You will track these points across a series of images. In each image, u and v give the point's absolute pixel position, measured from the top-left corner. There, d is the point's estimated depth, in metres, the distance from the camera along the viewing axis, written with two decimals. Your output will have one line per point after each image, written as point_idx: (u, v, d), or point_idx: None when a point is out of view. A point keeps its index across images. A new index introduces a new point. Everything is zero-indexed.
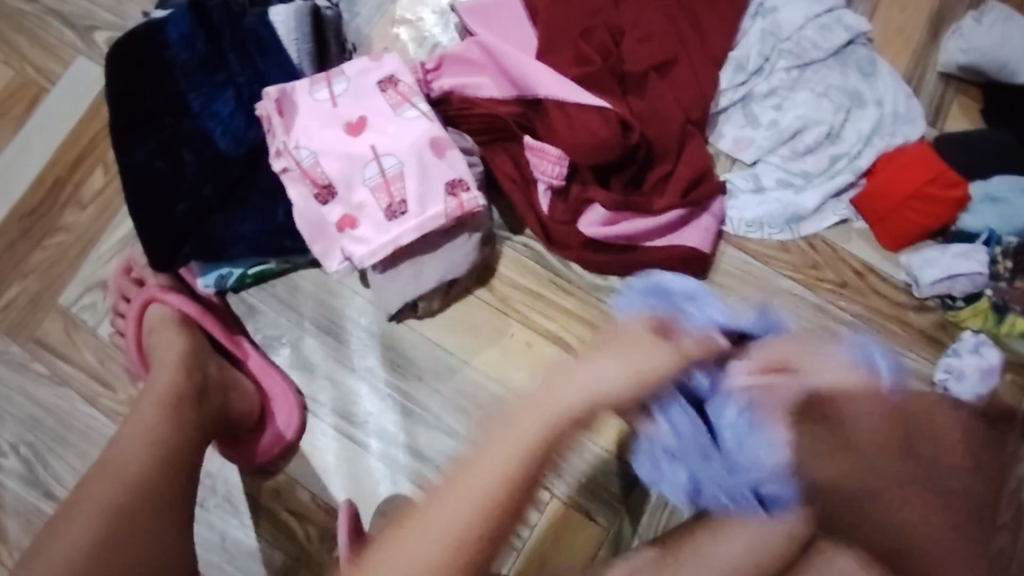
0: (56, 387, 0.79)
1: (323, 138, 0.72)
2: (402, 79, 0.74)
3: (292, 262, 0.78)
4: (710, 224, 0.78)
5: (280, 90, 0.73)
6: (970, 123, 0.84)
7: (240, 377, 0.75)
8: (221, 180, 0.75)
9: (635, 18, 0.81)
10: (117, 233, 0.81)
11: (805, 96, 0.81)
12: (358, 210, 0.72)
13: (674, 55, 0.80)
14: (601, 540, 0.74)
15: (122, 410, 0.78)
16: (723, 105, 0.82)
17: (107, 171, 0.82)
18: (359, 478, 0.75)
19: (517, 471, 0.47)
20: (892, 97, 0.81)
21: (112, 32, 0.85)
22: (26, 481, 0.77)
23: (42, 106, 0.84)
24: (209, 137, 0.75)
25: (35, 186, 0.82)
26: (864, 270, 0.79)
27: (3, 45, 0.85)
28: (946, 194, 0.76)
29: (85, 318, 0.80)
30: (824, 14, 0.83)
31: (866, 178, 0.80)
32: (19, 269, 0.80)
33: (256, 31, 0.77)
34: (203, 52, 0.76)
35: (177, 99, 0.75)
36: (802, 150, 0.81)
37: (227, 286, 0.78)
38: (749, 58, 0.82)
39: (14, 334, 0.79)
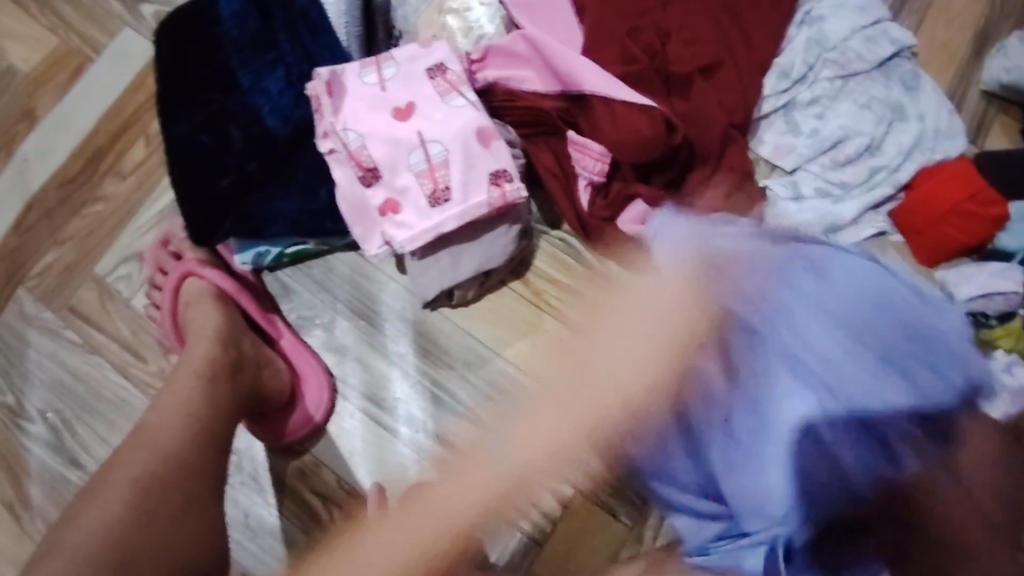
0: (87, 355, 0.79)
1: (370, 121, 0.73)
2: (451, 67, 0.74)
3: (329, 244, 0.78)
4: None
5: (330, 71, 0.73)
6: (1010, 142, 0.84)
7: (273, 355, 0.76)
8: (266, 158, 0.75)
9: (682, 20, 0.81)
10: (156, 206, 0.82)
11: (848, 107, 0.81)
12: (401, 195, 0.72)
13: (720, 58, 0.80)
14: (624, 539, 0.75)
15: (152, 382, 0.79)
16: (765, 111, 0.82)
17: (148, 144, 0.83)
18: (385, 463, 0.76)
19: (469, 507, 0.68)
20: (935, 112, 0.81)
21: (160, 6, 0.85)
22: (53, 447, 0.77)
23: (87, 75, 0.84)
24: (256, 114, 0.76)
25: (76, 153, 0.83)
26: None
27: (52, 13, 0.85)
28: (985, 212, 0.76)
29: (120, 288, 0.80)
30: (871, 25, 0.83)
31: (905, 192, 0.80)
32: (56, 235, 0.81)
33: (308, 12, 0.77)
34: (255, 31, 0.76)
35: (226, 74, 0.76)
36: (842, 160, 0.81)
37: (264, 264, 0.78)
38: (794, 66, 0.82)
39: (48, 301, 0.80)
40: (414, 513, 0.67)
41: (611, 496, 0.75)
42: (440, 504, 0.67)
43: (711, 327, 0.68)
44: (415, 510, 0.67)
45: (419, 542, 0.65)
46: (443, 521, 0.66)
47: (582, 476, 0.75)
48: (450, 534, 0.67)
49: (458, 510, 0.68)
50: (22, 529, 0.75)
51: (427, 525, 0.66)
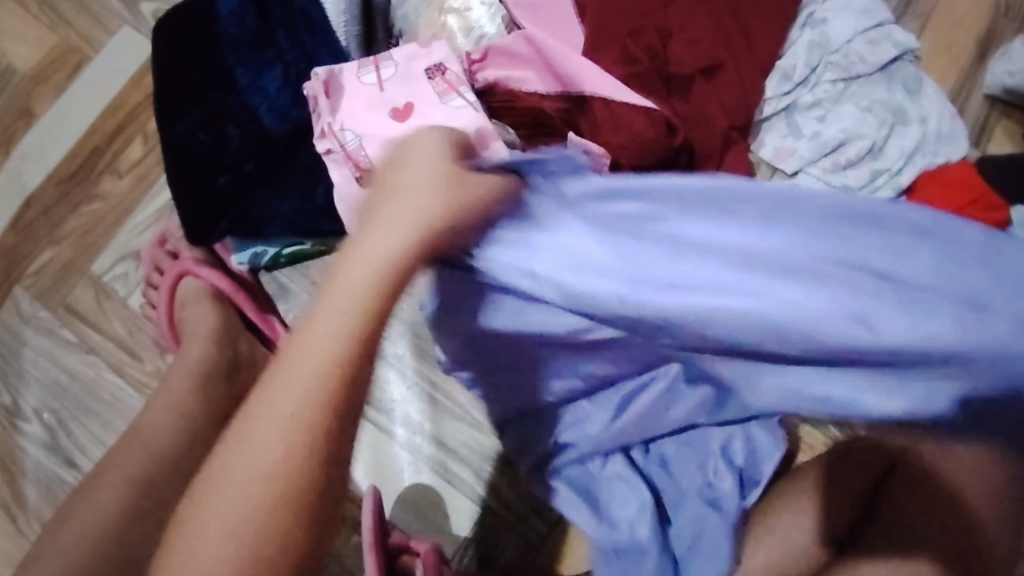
0: (83, 355, 0.79)
1: (367, 121, 0.72)
2: (450, 66, 0.74)
3: (327, 245, 0.78)
4: None
5: (329, 71, 0.73)
6: (1014, 146, 0.83)
7: (269, 355, 0.75)
8: (264, 157, 0.75)
9: (684, 21, 0.81)
10: (154, 204, 0.81)
11: (849, 110, 0.81)
12: None
13: (721, 60, 0.79)
14: None
15: (148, 382, 0.78)
16: (767, 113, 0.82)
17: (146, 143, 0.82)
18: (382, 465, 0.75)
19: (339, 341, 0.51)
20: (937, 116, 0.80)
21: (159, 4, 0.85)
22: (48, 447, 0.77)
23: (85, 73, 0.84)
24: (254, 113, 0.75)
25: (74, 151, 0.82)
26: None
27: (50, 11, 0.85)
28: (987, 216, 0.75)
29: (116, 287, 0.80)
30: (873, 28, 0.82)
31: (906, 196, 0.79)
32: (53, 233, 0.80)
33: (307, 11, 0.76)
34: (254, 29, 0.76)
35: (224, 73, 0.75)
36: (843, 164, 0.80)
37: (260, 264, 0.78)
38: (796, 69, 0.82)
39: (44, 300, 0.79)
40: (271, 419, 0.50)
41: None
42: (289, 385, 0.50)
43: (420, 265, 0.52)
44: (259, 413, 0.50)
45: (262, 501, 0.48)
46: (296, 419, 0.49)
47: None
48: (305, 416, 0.50)
49: (305, 366, 0.51)
50: (17, 529, 0.75)
51: (265, 450, 0.49)
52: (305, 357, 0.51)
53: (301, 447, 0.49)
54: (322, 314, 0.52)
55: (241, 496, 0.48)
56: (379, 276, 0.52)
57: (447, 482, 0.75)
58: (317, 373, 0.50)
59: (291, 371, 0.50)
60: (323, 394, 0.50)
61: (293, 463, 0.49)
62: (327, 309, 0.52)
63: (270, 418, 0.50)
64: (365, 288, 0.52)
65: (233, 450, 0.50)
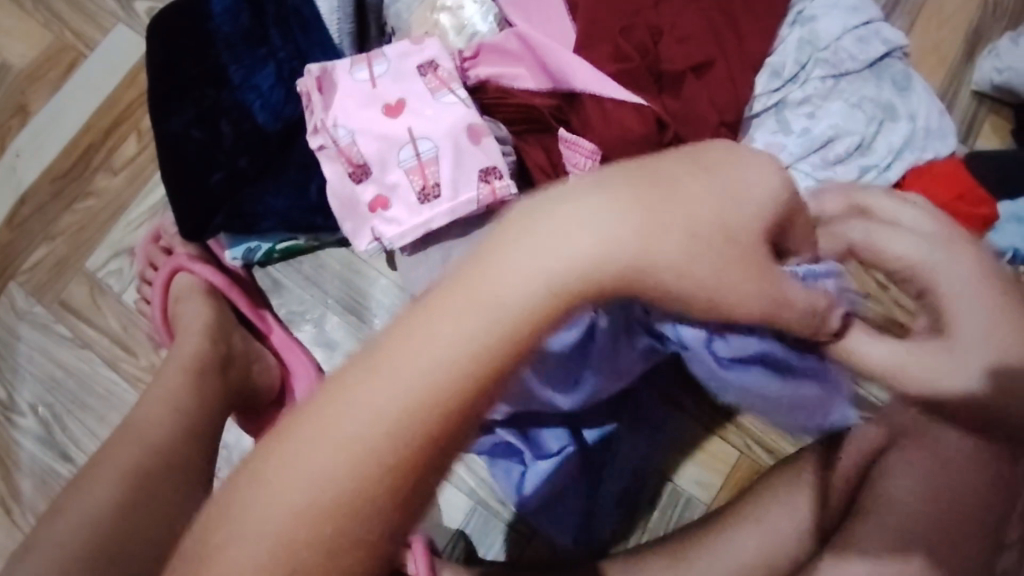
0: (78, 350, 0.79)
1: (360, 117, 0.73)
2: (442, 64, 0.75)
3: (320, 240, 0.78)
4: None
5: (321, 68, 0.73)
6: (1001, 142, 0.84)
7: (264, 350, 0.76)
8: (257, 154, 0.76)
9: (674, 18, 0.81)
10: (148, 201, 0.82)
11: (839, 106, 0.81)
12: (391, 191, 0.72)
13: (711, 57, 0.80)
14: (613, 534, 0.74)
15: (143, 376, 0.79)
16: (757, 110, 0.83)
17: (140, 140, 0.83)
18: None
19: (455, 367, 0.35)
20: (925, 112, 0.81)
21: (154, 2, 0.86)
22: (43, 442, 0.77)
23: (79, 70, 0.85)
24: (247, 110, 0.76)
25: (69, 148, 0.83)
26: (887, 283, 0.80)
27: (45, 9, 0.85)
28: (974, 212, 0.76)
29: (111, 283, 0.80)
30: (862, 26, 0.83)
31: (895, 191, 0.80)
32: (48, 230, 0.81)
33: (299, 8, 0.77)
34: (247, 26, 0.76)
35: (218, 70, 0.76)
36: (832, 159, 0.80)
37: (254, 259, 0.78)
38: (785, 65, 0.83)
39: (39, 295, 0.80)
40: (333, 438, 0.34)
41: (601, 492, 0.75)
42: (343, 419, 0.34)
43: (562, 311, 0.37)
44: (336, 409, 0.35)
45: (304, 523, 0.33)
46: (353, 456, 0.34)
47: None
48: (386, 451, 0.34)
49: (406, 388, 0.34)
50: (11, 522, 0.75)
51: (338, 449, 0.34)
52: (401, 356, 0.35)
53: (370, 480, 0.34)
54: (486, 297, 0.36)
55: (304, 498, 0.34)
56: (547, 296, 0.36)
57: None
58: (418, 411, 0.34)
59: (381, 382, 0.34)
60: (418, 427, 0.34)
61: (372, 493, 0.34)
62: (499, 281, 0.36)
63: (352, 432, 0.34)
64: (497, 299, 0.36)
65: (293, 451, 0.34)
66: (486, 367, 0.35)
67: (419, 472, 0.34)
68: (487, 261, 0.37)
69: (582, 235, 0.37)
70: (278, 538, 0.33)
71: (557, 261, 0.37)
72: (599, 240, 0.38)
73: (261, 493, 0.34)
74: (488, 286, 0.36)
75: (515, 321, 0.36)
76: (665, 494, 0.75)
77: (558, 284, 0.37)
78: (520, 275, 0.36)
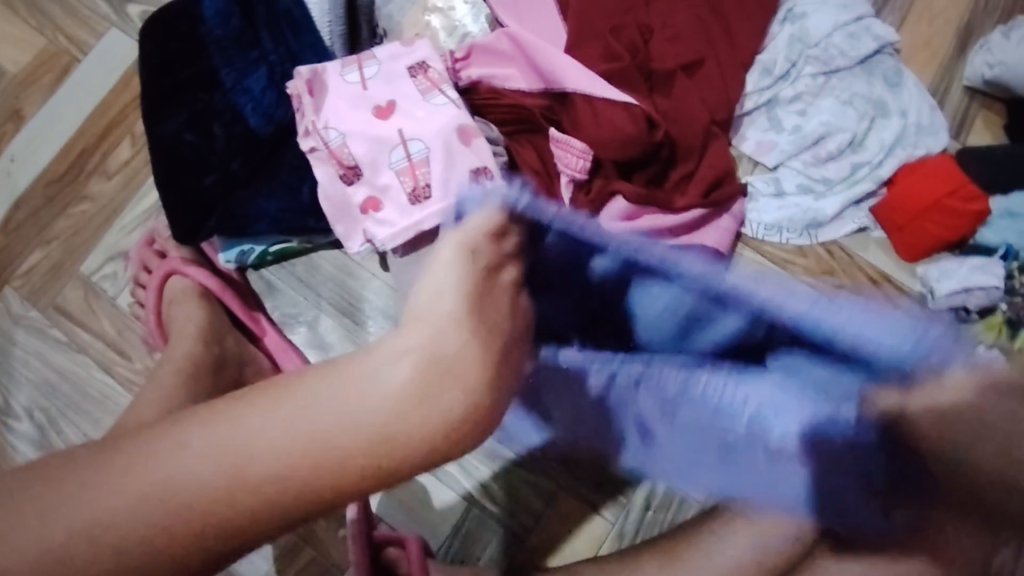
0: (73, 353, 0.79)
1: (350, 119, 0.73)
2: (432, 65, 0.75)
3: (314, 242, 0.79)
4: (730, 224, 0.79)
5: (312, 70, 0.74)
6: (993, 138, 0.84)
7: (257, 352, 0.76)
8: (248, 157, 0.76)
9: (665, 17, 0.81)
10: (142, 205, 0.82)
11: (829, 103, 0.82)
12: (383, 193, 0.72)
13: (702, 56, 0.80)
14: (606, 532, 0.74)
15: (137, 379, 0.79)
16: (747, 108, 0.83)
17: (134, 143, 0.83)
18: None
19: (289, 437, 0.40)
20: (917, 108, 0.81)
21: (146, 6, 0.86)
22: (39, 446, 0.77)
23: (73, 75, 0.85)
24: (239, 113, 0.76)
25: (63, 153, 0.83)
26: (880, 279, 0.80)
27: (38, 14, 0.86)
28: (966, 207, 0.76)
29: (105, 287, 0.81)
30: (853, 22, 0.83)
31: (887, 187, 0.80)
32: (42, 235, 0.81)
33: (290, 11, 0.77)
34: (238, 29, 0.76)
35: (209, 73, 0.76)
36: (823, 156, 0.81)
37: (247, 262, 0.78)
38: (776, 63, 0.83)
39: (33, 300, 0.80)
40: (174, 466, 0.39)
41: (594, 490, 0.75)
42: (194, 461, 0.40)
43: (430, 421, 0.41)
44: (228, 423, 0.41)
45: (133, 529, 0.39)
46: (175, 493, 0.39)
47: (563, 471, 0.76)
48: (241, 505, 0.39)
49: (287, 445, 0.40)
50: None
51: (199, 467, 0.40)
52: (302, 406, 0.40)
53: (202, 535, 0.39)
54: (328, 411, 0.40)
55: (125, 515, 0.39)
56: (370, 423, 0.40)
57: (433, 476, 0.75)
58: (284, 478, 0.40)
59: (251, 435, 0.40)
60: (257, 503, 0.39)
61: (206, 540, 0.40)
62: (349, 394, 0.40)
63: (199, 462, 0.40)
64: (343, 422, 0.40)
65: (133, 453, 0.40)
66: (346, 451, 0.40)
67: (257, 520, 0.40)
68: (351, 370, 0.41)
69: (439, 402, 0.40)
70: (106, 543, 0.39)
71: (397, 385, 0.41)
72: (435, 407, 0.40)
73: (102, 493, 0.39)
74: (329, 396, 0.41)
75: (358, 447, 0.40)
76: (659, 493, 0.74)
77: (397, 431, 0.40)
78: (367, 398, 0.40)
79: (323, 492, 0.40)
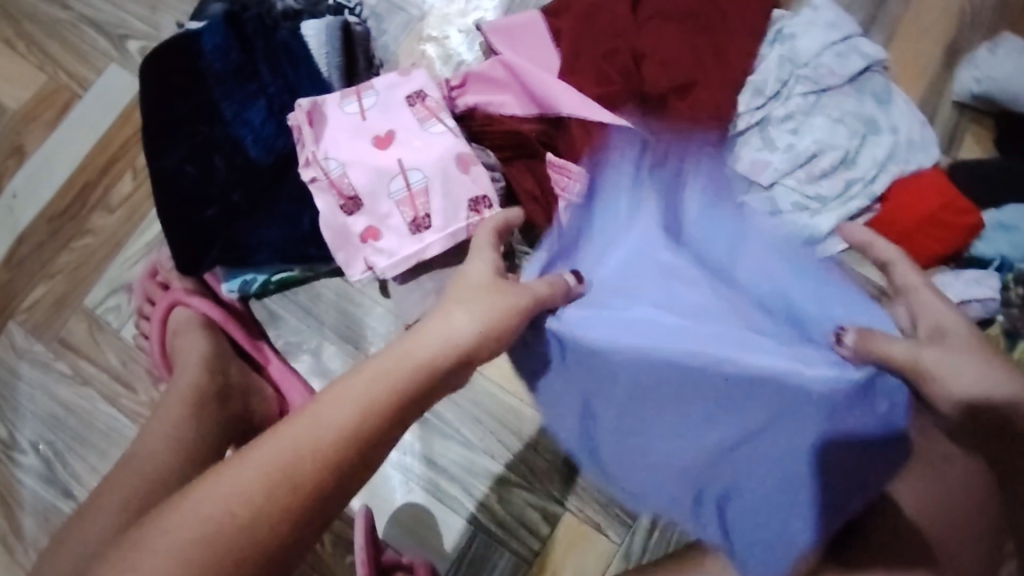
0: (78, 386, 0.80)
1: (351, 150, 0.73)
2: (430, 94, 0.75)
3: (315, 270, 0.78)
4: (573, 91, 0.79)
5: (311, 101, 0.74)
6: (984, 153, 0.86)
7: (268, 392, 0.75)
8: (249, 188, 0.76)
9: (655, 42, 0.84)
10: (144, 237, 0.83)
11: (821, 121, 0.84)
12: (382, 221, 0.72)
13: (693, 78, 0.82)
14: (612, 554, 0.73)
15: (142, 412, 0.79)
16: (741, 128, 0.84)
17: (136, 176, 0.84)
18: (374, 486, 0.75)
19: (275, 483, 0.43)
20: (907, 125, 0.83)
21: (146, 41, 0.87)
22: (45, 479, 0.78)
23: (73, 110, 0.86)
24: (239, 144, 0.77)
25: (66, 187, 0.84)
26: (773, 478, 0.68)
27: (38, 51, 0.87)
28: (959, 221, 0.78)
29: (109, 319, 0.81)
30: (840, 41, 0.85)
31: (880, 204, 0.82)
32: (45, 269, 0.82)
33: (288, 44, 0.79)
34: (237, 62, 0.77)
35: (209, 106, 0.77)
36: (817, 174, 0.82)
37: (250, 291, 0.78)
38: (767, 83, 0.85)
39: (38, 333, 0.81)
40: (225, 490, 0.43)
41: (598, 511, 0.74)
42: (362, 370, 0.50)
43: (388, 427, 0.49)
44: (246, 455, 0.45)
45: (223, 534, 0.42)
46: (342, 431, 0.46)
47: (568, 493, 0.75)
48: (323, 447, 0.45)
49: (287, 452, 0.45)
50: (13, 560, 0.76)
51: (216, 497, 0.43)
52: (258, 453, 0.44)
53: (361, 425, 0.47)
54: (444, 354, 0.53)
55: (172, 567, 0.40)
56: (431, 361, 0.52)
57: (439, 500, 0.75)
58: (295, 475, 0.44)
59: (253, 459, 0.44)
60: (378, 409, 0.48)
61: (347, 431, 0.47)
62: (427, 345, 0.53)
63: (249, 470, 0.44)
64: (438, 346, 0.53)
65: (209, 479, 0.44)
66: (359, 434, 0.47)
67: (318, 492, 0.45)
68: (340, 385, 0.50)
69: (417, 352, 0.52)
70: (213, 533, 0.42)
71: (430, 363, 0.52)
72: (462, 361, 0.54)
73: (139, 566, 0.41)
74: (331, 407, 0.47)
75: (360, 415, 0.48)
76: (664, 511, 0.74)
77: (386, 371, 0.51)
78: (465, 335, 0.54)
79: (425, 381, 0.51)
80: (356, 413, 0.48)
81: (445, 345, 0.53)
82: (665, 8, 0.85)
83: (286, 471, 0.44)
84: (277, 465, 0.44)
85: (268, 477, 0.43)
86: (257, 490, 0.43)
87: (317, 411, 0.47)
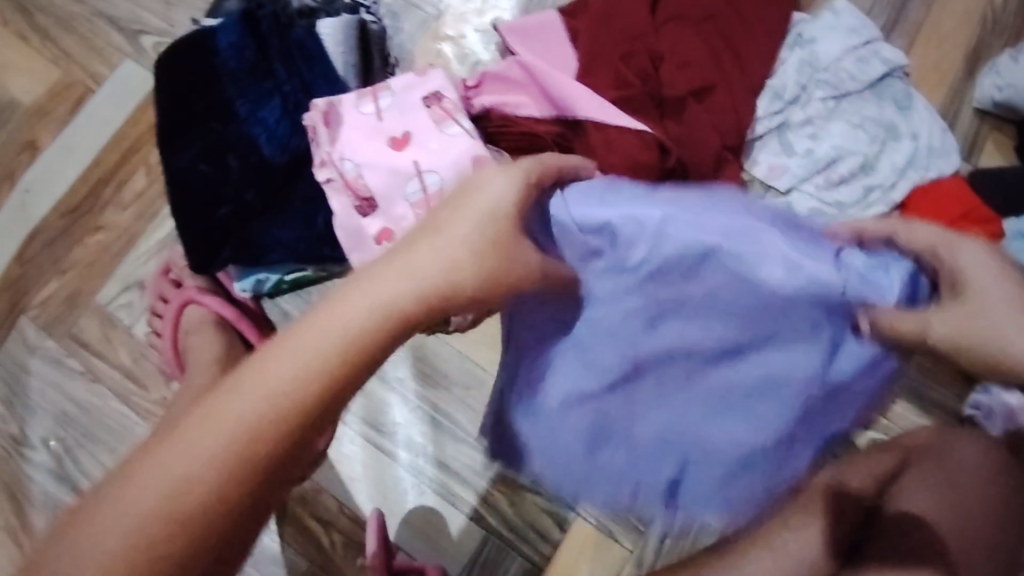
0: (90, 383, 0.80)
1: (366, 150, 0.73)
2: (446, 95, 0.74)
3: (329, 270, 0.78)
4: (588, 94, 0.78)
5: (327, 102, 0.73)
6: (1005, 160, 0.85)
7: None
8: (263, 187, 0.75)
9: (674, 44, 0.82)
10: (157, 234, 0.83)
11: (841, 127, 0.83)
12: (397, 224, 0.71)
13: (712, 82, 0.81)
14: (625, 559, 0.74)
15: (154, 409, 0.79)
16: (760, 132, 0.84)
17: (149, 173, 0.84)
18: (386, 488, 0.75)
19: (219, 469, 0.35)
20: (928, 132, 0.82)
21: (160, 37, 0.86)
22: (56, 475, 0.78)
23: (88, 105, 0.86)
24: (253, 143, 0.76)
25: (78, 183, 0.84)
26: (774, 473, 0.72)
27: (52, 45, 0.87)
28: (980, 228, 0.78)
29: (121, 316, 0.81)
30: (862, 46, 0.84)
31: (900, 210, 0.81)
32: (58, 265, 0.82)
33: (303, 42, 0.78)
34: (252, 60, 0.77)
35: (224, 104, 0.76)
36: (836, 180, 0.82)
37: (263, 290, 0.77)
38: (787, 87, 0.84)
39: (50, 330, 0.81)
40: (161, 468, 0.35)
41: (610, 517, 0.74)
42: (334, 316, 0.41)
43: (369, 360, 0.40)
44: (183, 434, 0.36)
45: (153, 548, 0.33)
46: (288, 390, 0.38)
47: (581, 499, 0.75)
48: (273, 412, 0.37)
49: (228, 430, 0.36)
50: (24, 557, 0.76)
51: (140, 495, 0.34)
52: (191, 435, 0.36)
53: (314, 382, 0.38)
54: (429, 260, 0.45)
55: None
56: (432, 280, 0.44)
57: (451, 504, 0.75)
58: (240, 448, 0.36)
59: (189, 440, 0.36)
60: (346, 353, 0.40)
61: (305, 389, 0.38)
62: (410, 260, 0.45)
63: (189, 451, 0.35)
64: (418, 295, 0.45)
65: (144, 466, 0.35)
66: (321, 384, 0.39)
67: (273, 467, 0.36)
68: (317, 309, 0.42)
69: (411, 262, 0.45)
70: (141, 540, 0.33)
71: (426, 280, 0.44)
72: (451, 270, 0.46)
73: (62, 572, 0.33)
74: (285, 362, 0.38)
75: (326, 351, 0.39)
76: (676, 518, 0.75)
77: (386, 305, 0.42)
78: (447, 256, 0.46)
79: (409, 328, 0.43)
80: (320, 347, 0.39)
81: (424, 259, 0.45)
82: (683, 9, 0.83)
83: (229, 453, 0.35)
84: (220, 440, 0.36)
85: (202, 461, 0.35)
86: (191, 473, 0.35)
87: (264, 367, 0.38)
